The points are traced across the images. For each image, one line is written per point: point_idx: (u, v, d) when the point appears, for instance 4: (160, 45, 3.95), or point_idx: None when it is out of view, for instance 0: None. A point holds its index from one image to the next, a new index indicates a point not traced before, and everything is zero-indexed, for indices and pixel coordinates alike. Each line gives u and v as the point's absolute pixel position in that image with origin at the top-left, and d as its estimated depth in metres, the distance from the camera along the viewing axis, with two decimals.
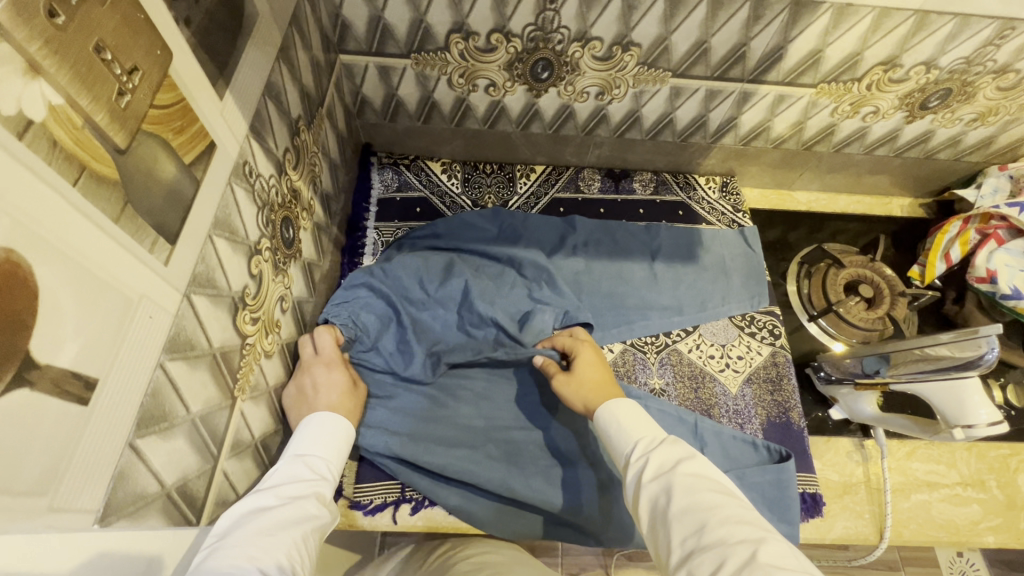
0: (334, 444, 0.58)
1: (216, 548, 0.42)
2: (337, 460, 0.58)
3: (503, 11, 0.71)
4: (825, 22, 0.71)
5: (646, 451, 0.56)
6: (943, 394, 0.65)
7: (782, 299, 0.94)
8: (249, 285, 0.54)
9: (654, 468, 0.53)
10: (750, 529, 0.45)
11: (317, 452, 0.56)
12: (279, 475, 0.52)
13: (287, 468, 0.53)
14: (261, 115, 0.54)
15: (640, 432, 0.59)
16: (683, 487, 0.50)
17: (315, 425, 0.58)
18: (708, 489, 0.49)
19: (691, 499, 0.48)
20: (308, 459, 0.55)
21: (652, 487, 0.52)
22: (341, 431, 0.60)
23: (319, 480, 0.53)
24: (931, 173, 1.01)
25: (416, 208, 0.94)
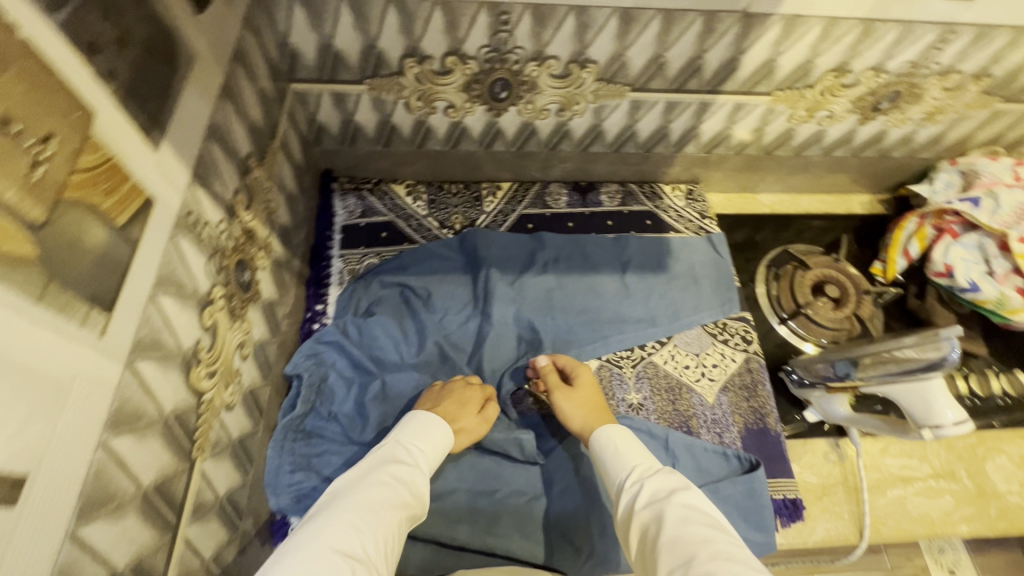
0: (433, 438, 0.66)
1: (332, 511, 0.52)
2: (433, 452, 0.65)
3: (456, 34, 0.70)
4: (776, 33, 0.72)
5: (641, 478, 0.57)
6: (911, 395, 0.66)
7: (752, 304, 0.95)
8: (202, 339, 0.51)
9: (646, 496, 0.54)
10: (738, 566, 0.44)
11: (416, 443, 0.64)
12: (386, 453, 0.61)
13: (393, 449, 0.62)
14: (206, 159, 0.52)
15: (634, 458, 0.60)
16: (675, 518, 0.50)
17: (420, 420, 0.66)
18: (697, 522, 0.49)
19: (681, 530, 0.48)
20: (411, 447, 0.63)
21: (643, 514, 0.52)
22: (439, 430, 0.67)
23: (415, 468, 0.61)
24: (887, 170, 1.03)
25: (382, 233, 0.93)
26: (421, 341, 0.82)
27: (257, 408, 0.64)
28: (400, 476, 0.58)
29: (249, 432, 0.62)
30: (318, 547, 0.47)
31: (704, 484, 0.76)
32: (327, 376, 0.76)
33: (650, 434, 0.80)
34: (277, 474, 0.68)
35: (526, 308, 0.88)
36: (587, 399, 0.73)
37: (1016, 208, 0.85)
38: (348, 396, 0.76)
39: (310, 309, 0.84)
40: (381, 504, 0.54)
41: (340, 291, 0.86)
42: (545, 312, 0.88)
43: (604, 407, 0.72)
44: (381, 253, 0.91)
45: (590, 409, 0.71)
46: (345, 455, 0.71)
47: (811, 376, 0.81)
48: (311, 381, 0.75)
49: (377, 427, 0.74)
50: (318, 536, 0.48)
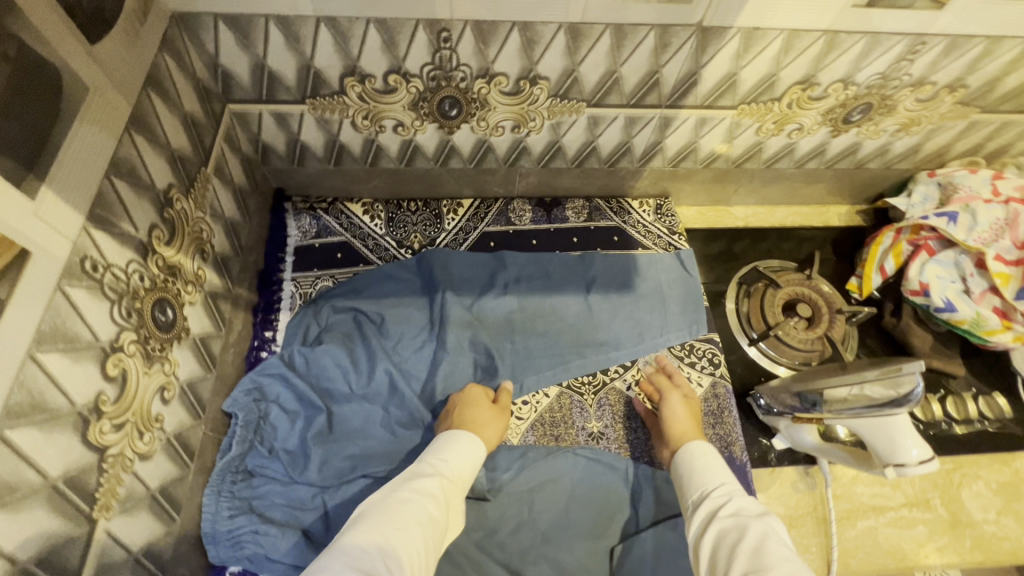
0: (461, 452, 0.68)
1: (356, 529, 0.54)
2: (463, 462, 0.67)
3: (395, 52, 0.66)
4: (735, 46, 0.69)
5: (729, 495, 0.63)
6: (873, 430, 0.63)
7: (721, 324, 0.91)
8: (106, 391, 0.48)
9: (732, 508, 0.60)
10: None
11: (439, 455, 0.67)
12: (411, 471, 0.64)
13: (419, 468, 0.65)
14: (108, 199, 0.48)
15: (724, 477, 0.66)
16: (760, 533, 0.56)
17: (445, 435, 0.70)
18: (779, 542, 0.55)
19: (764, 543, 0.55)
20: (436, 461, 0.66)
21: (726, 521, 0.59)
22: (471, 442, 0.69)
23: (437, 477, 0.63)
24: (865, 182, 0.99)
25: (337, 254, 0.89)
26: (371, 370, 0.79)
27: (186, 452, 0.61)
28: (425, 489, 0.61)
29: (173, 479, 0.59)
30: (345, 559, 0.49)
31: (663, 518, 0.74)
32: (268, 413, 0.73)
33: (611, 465, 0.78)
34: (215, 521, 0.66)
35: (482, 337, 0.85)
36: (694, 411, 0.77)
37: (993, 224, 0.81)
38: (293, 431, 0.73)
39: (258, 337, 0.80)
40: (407, 517, 0.56)
41: (291, 317, 0.83)
42: (505, 339, 0.85)
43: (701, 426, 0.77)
44: (335, 275, 0.87)
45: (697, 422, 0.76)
46: (286, 497, 0.70)
47: (778, 405, 0.78)
48: (251, 417, 0.72)
49: (321, 463, 0.72)
50: (344, 550, 0.50)
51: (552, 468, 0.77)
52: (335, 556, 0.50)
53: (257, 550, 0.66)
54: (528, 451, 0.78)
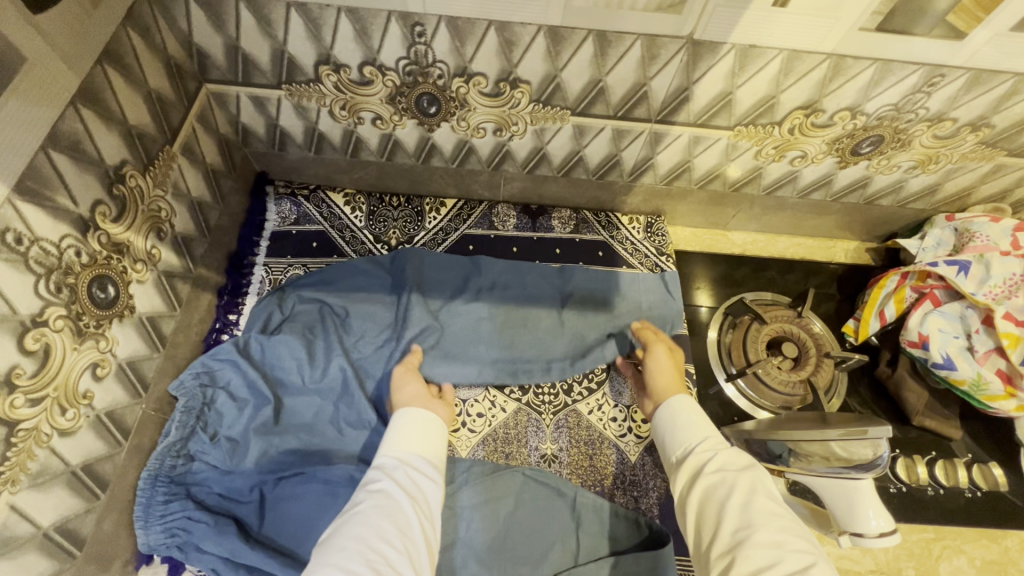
0: (410, 436, 0.67)
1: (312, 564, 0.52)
2: (415, 445, 0.66)
3: (369, 43, 0.64)
4: (730, 63, 0.64)
5: (715, 450, 0.62)
6: (835, 494, 0.58)
7: (700, 355, 0.87)
8: (22, 364, 0.48)
9: (717, 463, 0.60)
10: (800, 539, 0.51)
11: (389, 452, 0.65)
12: (360, 482, 0.62)
13: (368, 475, 0.63)
14: (42, 172, 0.48)
15: (707, 430, 0.65)
16: (745, 488, 0.56)
17: (393, 428, 0.68)
18: (765, 497, 0.55)
19: (751, 499, 0.55)
20: (383, 460, 0.64)
21: (713, 478, 0.58)
22: (412, 418, 0.68)
23: (390, 473, 0.62)
24: (876, 219, 0.92)
25: (313, 243, 0.88)
26: (326, 363, 0.78)
27: (118, 430, 0.61)
28: (377, 493, 0.59)
29: (99, 456, 0.59)
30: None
31: (608, 555, 0.71)
32: (214, 399, 0.73)
33: (558, 491, 0.75)
34: (149, 505, 0.65)
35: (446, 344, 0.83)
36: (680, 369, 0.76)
37: (1008, 279, 0.74)
38: (239, 418, 0.72)
39: (220, 320, 0.80)
40: (358, 531, 0.54)
41: (256, 302, 0.82)
42: (469, 346, 0.82)
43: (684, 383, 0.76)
44: (307, 264, 0.87)
45: (680, 378, 0.75)
46: (224, 485, 0.70)
47: (744, 449, 0.72)
48: (196, 400, 0.71)
49: (262, 453, 0.71)
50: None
51: (496, 488, 0.74)
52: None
53: (187, 536, 0.66)
54: (473, 466, 0.75)
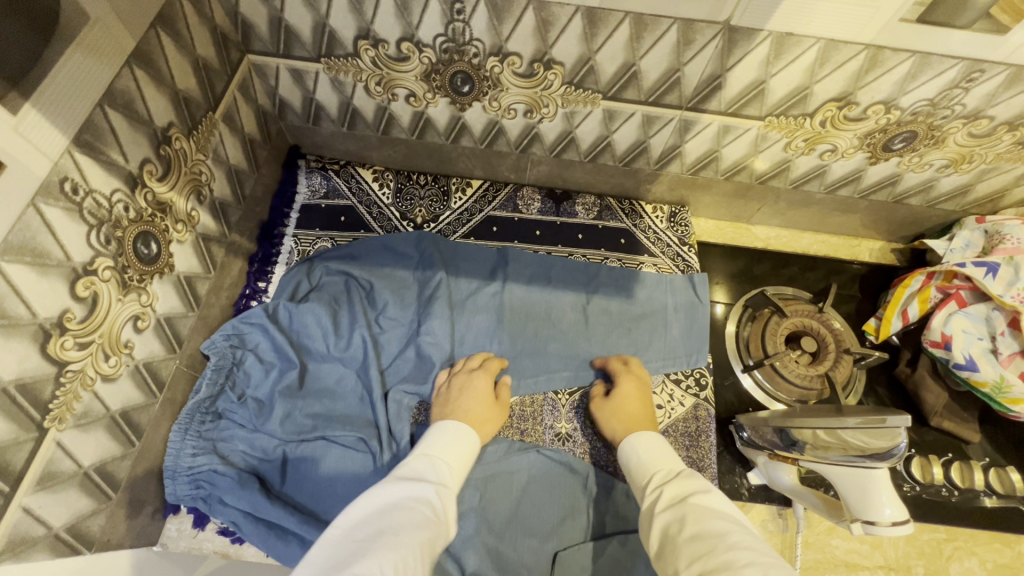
0: (460, 450, 0.68)
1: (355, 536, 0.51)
2: (461, 461, 0.67)
3: (408, 19, 0.65)
4: (764, 52, 0.64)
5: (662, 484, 0.62)
6: (850, 482, 0.58)
7: (717, 345, 0.87)
8: (72, 309, 0.50)
9: (668, 499, 0.59)
10: (755, 552, 0.48)
11: (438, 455, 0.66)
12: (409, 470, 0.63)
13: (417, 466, 0.63)
14: (97, 127, 0.50)
15: (654, 465, 0.66)
16: (694, 516, 0.54)
17: (455, 432, 0.69)
18: (716, 519, 0.53)
19: (701, 526, 0.53)
20: (434, 461, 0.65)
21: (663, 515, 0.57)
22: (466, 435, 0.69)
23: (437, 478, 0.62)
24: (902, 219, 0.92)
25: (341, 217, 0.91)
26: (350, 334, 0.80)
27: (154, 382, 0.64)
28: (424, 495, 0.59)
29: (135, 405, 0.61)
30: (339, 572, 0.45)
31: (616, 533, 0.72)
32: (243, 360, 0.75)
33: (570, 467, 0.76)
34: (178, 458, 0.68)
35: (466, 329, 0.84)
36: (623, 410, 0.74)
37: None
38: (265, 380, 0.75)
39: (250, 286, 0.83)
40: (407, 521, 0.54)
41: (284, 271, 0.85)
42: (494, 334, 0.84)
43: (635, 418, 0.73)
44: (335, 238, 0.89)
45: (625, 420, 0.73)
46: (249, 443, 0.72)
47: (760, 441, 0.72)
48: (224, 360, 0.74)
49: (283, 418, 0.73)
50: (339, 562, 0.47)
51: (511, 462, 0.75)
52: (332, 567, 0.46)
53: (212, 490, 0.68)
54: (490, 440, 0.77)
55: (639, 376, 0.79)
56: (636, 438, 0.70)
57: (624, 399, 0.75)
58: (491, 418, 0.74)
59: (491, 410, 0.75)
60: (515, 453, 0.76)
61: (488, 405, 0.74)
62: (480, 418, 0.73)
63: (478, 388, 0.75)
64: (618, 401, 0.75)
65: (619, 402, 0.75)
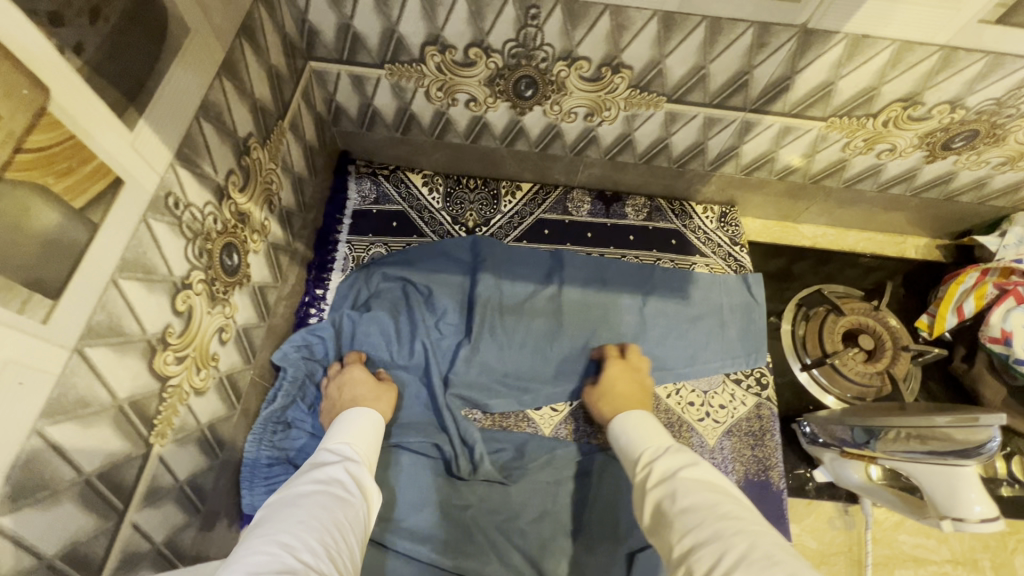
0: (365, 430, 0.63)
1: (253, 535, 0.45)
2: (366, 441, 0.62)
3: (480, 24, 0.65)
4: (837, 54, 0.64)
5: (655, 456, 0.58)
6: (937, 480, 0.59)
7: (774, 344, 0.88)
8: (173, 324, 0.50)
9: (659, 472, 0.55)
10: (755, 525, 0.45)
11: (341, 440, 0.61)
12: (310, 461, 0.57)
13: (320, 455, 0.58)
14: (195, 140, 0.50)
15: (647, 438, 0.61)
16: (685, 487, 0.50)
17: (356, 417, 0.64)
18: (707, 490, 0.49)
19: (691, 498, 0.49)
20: (339, 446, 0.60)
21: (654, 490, 0.53)
22: (366, 416, 0.65)
23: (344, 460, 0.58)
24: (951, 216, 0.92)
25: (393, 222, 0.90)
26: (413, 342, 0.80)
27: (234, 393, 0.64)
28: (332, 479, 0.54)
29: (219, 418, 0.61)
30: (237, 573, 0.40)
31: None
32: (313, 370, 0.75)
33: None
34: (255, 467, 0.67)
35: (525, 333, 0.84)
36: (612, 388, 0.74)
37: None
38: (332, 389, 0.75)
39: (310, 293, 0.83)
40: (313, 505, 0.49)
41: (341, 278, 0.85)
42: (551, 339, 0.84)
43: (630, 396, 0.73)
44: (388, 244, 0.89)
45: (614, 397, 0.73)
46: None
47: (830, 439, 0.73)
48: (294, 371, 0.74)
49: None
50: (237, 564, 0.41)
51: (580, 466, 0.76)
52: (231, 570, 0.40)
53: None
54: (558, 444, 0.77)
55: (628, 361, 0.79)
56: (625, 410, 0.69)
57: (612, 380, 0.75)
58: (377, 393, 0.71)
59: (376, 388, 0.71)
60: (584, 458, 0.76)
61: (366, 385, 0.71)
62: (366, 398, 0.69)
63: (359, 378, 0.72)
64: (605, 383, 0.75)
65: (607, 383, 0.75)
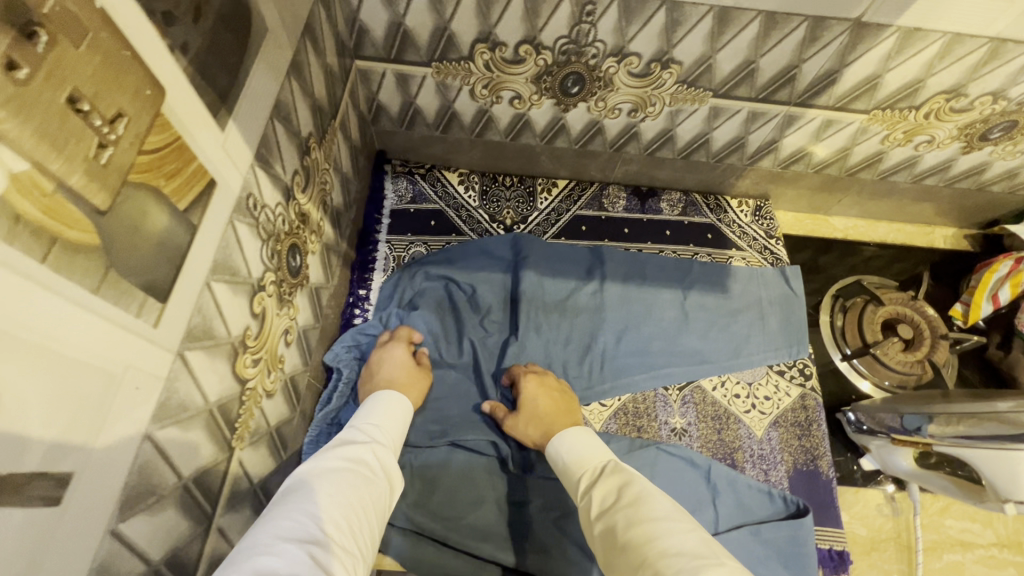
0: (393, 418, 0.61)
1: (281, 499, 0.43)
2: (393, 428, 0.61)
3: (534, 21, 0.65)
4: (888, 47, 0.65)
5: (593, 484, 0.54)
6: (994, 464, 0.60)
7: (813, 335, 0.89)
8: (251, 326, 0.50)
9: (600, 502, 0.51)
10: (696, 552, 0.40)
11: (371, 421, 0.59)
12: (340, 436, 0.55)
13: (349, 432, 0.56)
14: (269, 141, 0.49)
15: (585, 462, 0.58)
16: (625, 519, 0.46)
17: (386, 402, 0.63)
18: (646, 518, 0.45)
19: (633, 532, 0.45)
20: (368, 427, 0.58)
21: (598, 525, 0.49)
22: (398, 401, 0.64)
23: (373, 443, 0.56)
24: (982, 205, 0.94)
25: (431, 221, 0.90)
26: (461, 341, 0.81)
27: (295, 395, 0.63)
28: (360, 458, 0.52)
29: (283, 420, 0.61)
30: (265, 534, 0.38)
31: (745, 523, 0.73)
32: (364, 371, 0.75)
33: (691, 462, 0.76)
34: None
35: (570, 329, 0.84)
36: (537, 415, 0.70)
37: None
38: None
39: (353, 294, 0.83)
40: (342, 482, 0.47)
41: (384, 278, 0.84)
42: (595, 335, 0.84)
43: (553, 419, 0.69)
44: (428, 243, 0.88)
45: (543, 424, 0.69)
46: None
47: (880, 429, 0.75)
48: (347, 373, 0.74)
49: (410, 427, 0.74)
50: (266, 526, 0.39)
51: (634, 460, 0.75)
52: (256, 532, 0.39)
53: None
54: (611, 438, 0.77)
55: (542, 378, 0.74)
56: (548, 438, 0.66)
57: (531, 405, 0.70)
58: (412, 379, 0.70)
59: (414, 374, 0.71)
60: (636, 451, 0.76)
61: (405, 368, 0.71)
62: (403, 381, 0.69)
63: (398, 357, 0.72)
64: (526, 410, 0.70)
65: (528, 410, 0.70)
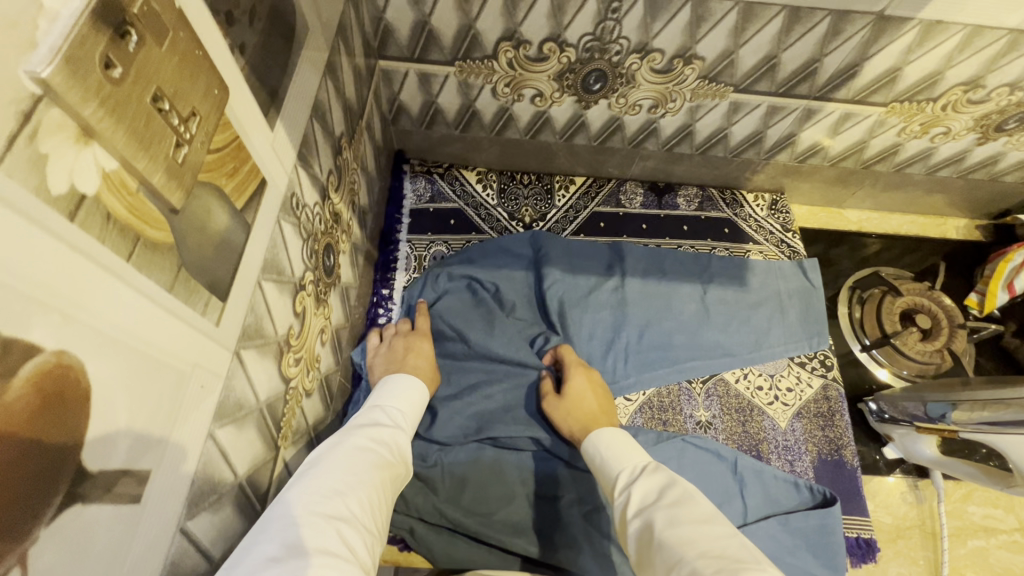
0: (415, 403, 0.62)
1: (309, 472, 0.44)
2: (414, 412, 0.61)
3: (560, 19, 0.66)
4: (909, 40, 0.66)
5: (630, 481, 0.54)
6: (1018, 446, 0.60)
7: (832, 326, 0.90)
8: (294, 325, 0.50)
9: (637, 501, 0.50)
10: (734, 556, 0.40)
11: (394, 404, 0.59)
12: (365, 416, 0.55)
13: (373, 412, 0.57)
14: (309, 140, 0.50)
15: (621, 460, 0.58)
16: (663, 519, 0.46)
17: (410, 385, 0.62)
18: (685, 518, 0.45)
19: (670, 531, 0.44)
20: (391, 409, 0.58)
21: (633, 524, 0.49)
22: (417, 388, 0.63)
23: (395, 427, 0.56)
24: (995, 195, 0.95)
25: (451, 220, 0.90)
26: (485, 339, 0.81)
27: (329, 393, 0.64)
28: (384, 439, 0.53)
29: (319, 419, 0.61)
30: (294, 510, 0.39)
31: (774, 513, 0.73)
32: None
33: (717, 454, 0.77)
34: None
35: (593, 325, 0.84)
36: (579, 406, 0.71)
37: None
38: None
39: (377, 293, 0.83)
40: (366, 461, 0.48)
41: (407, 278, 0.85)
42: (618, 330, 0.84)
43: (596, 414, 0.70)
44: (448, 241, 0.88)
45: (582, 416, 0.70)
46: None
47: (901, 416, 0.76)
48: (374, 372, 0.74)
49: (440, 424, 0.74)
50: (295, 498, 0.40)
51: (660, 452, 0.76)
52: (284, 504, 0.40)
53: None
54: (638, 432, 0.78)
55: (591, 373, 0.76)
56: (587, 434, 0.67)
57: (578, 395, 0.72)
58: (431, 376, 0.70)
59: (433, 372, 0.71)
60: (664, 445, 0.76)
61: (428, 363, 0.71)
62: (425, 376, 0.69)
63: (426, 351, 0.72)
64: (572, 398, 0.72)
65: (572, 399, 0.72)
